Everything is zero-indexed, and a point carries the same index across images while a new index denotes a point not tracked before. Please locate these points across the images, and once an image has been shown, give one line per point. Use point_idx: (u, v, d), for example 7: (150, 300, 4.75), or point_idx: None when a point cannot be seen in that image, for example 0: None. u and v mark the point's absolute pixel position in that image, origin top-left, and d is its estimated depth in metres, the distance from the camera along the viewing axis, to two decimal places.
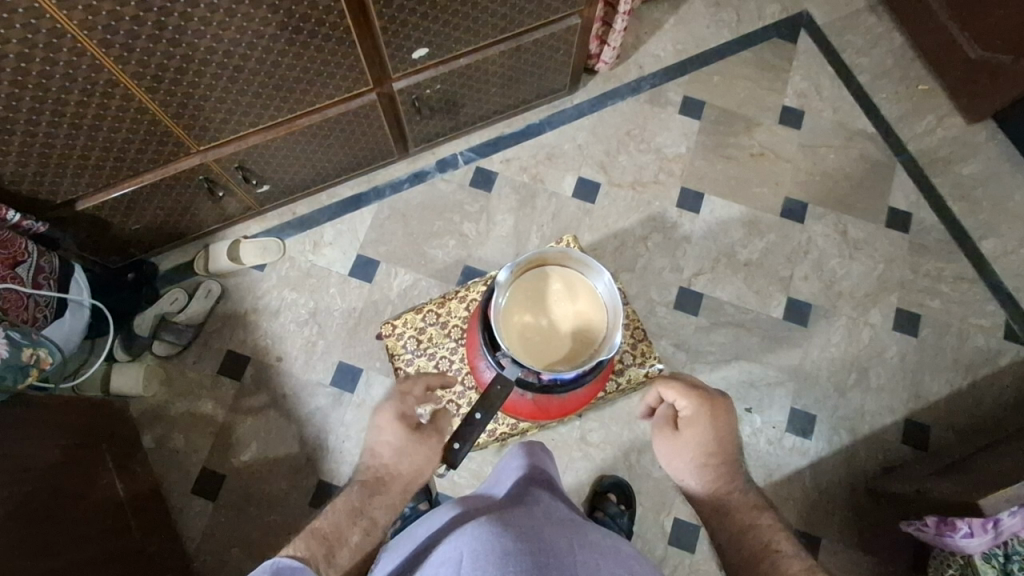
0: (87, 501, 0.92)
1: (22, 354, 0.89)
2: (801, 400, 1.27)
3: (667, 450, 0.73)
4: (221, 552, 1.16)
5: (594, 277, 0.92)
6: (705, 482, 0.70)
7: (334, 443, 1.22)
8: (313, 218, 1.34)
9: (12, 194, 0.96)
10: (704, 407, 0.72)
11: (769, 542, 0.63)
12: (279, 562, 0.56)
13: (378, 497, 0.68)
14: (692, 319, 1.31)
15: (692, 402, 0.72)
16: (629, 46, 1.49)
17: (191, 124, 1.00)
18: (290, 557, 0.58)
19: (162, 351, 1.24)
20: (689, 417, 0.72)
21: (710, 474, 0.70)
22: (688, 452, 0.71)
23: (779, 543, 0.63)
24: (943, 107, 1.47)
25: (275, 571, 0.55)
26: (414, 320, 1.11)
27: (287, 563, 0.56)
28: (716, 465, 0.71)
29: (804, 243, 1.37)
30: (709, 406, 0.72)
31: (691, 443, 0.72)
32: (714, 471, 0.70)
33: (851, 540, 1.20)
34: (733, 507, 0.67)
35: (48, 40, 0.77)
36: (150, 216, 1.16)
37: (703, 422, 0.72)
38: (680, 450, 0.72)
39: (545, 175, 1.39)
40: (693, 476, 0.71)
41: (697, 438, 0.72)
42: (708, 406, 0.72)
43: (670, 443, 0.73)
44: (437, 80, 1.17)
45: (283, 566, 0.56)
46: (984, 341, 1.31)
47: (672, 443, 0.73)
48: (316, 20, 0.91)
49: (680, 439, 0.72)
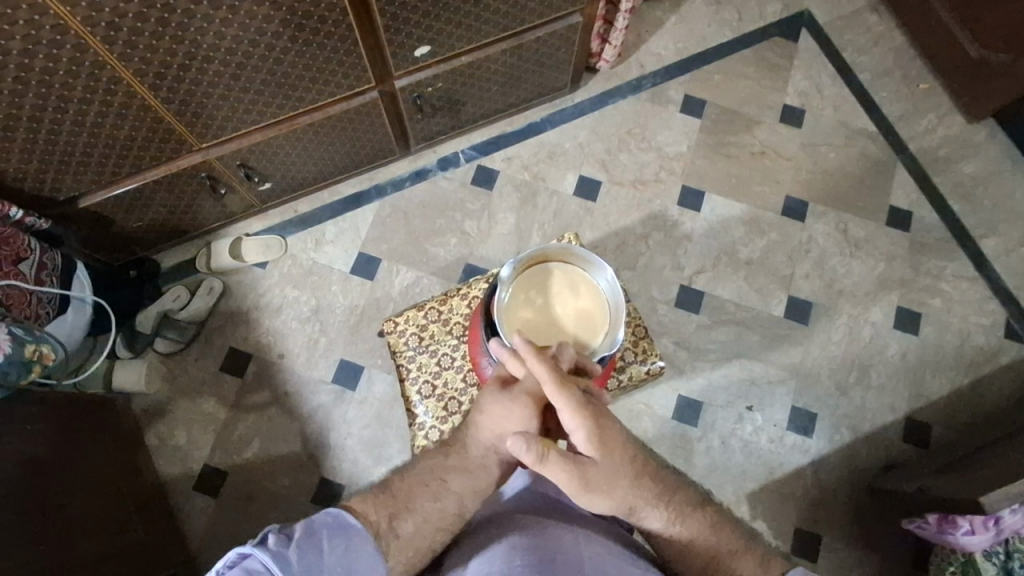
0: (90, 498, 0.92)
1: (25, 349, 0.89)
2: (801, 397, 1.27)
3: (598, 491, 0.68)
4: (223, 549, 1.16)
5: (595, 273, 0.94)
6: (646, 504, 0.70)
7: (335, 441, 1.22)
8: (313, 216, 1.35)
9: (16, 191, 0.97)
10: (593, 415, 0.70)
11: (717, 546, 0.70)
12: (340, 518, 0.65)
13: (437, 477, 0.72)
14: (692, 317, 1.31)
15: (587, 419, 0.69)
16: (630, 44, 1.49)
17: (194, 122, 1.00)
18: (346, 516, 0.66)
19: (162, 348, 1.25)
20: (590, 437, 0.69)
21: (644, 493, 0.70)
22: (616, 475, 0.69)
23: (725, 546, 0.70)
24: (944, 105, 1.47)
25: (338, 524, 0.64)
26: (416, 317, 1.11)
27: (350, 521, 0.65)
28: (637, 476, 0.70)
29: (805, 242, 1.37)
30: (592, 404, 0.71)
31: (609, 468, 0.69)
32: (644, 487, 0.70)
33: (853, 539, 1.20)
34: (678, 512, 0.71)
35: (52, 36, 0.77)
36: (153, 213, 1.16)
37: (607, 431, 0.70)
38: (601, 483, 0.68)
39: (546, 174, 1.39)
40: (637, 498, 0.70)
41: (615, 461, 0.70)
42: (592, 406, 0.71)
43: (597, 481, 0.68)
44: (438, 78, 1.17)
45: (344, 524, 0.65)
46: (984, 339, 1.31)
47: (594, 479, 0.68)
48: (319, 16, 0.91)
49: (598, 469, 0.69)
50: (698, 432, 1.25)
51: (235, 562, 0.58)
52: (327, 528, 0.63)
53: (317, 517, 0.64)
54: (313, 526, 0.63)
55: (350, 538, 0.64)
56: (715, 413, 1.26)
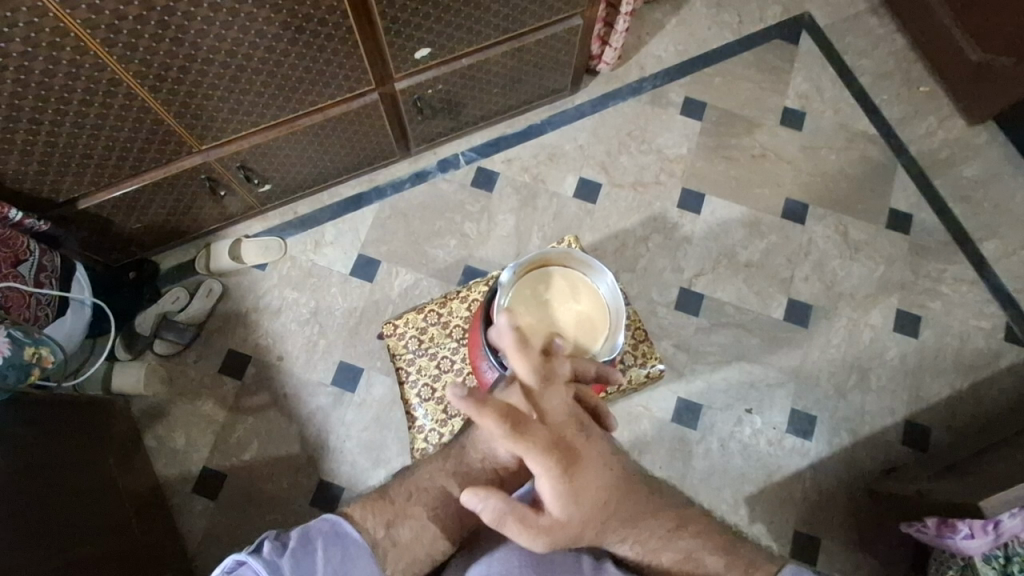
0: (89, 500, 0.92)
1: (24, 352, 0.90)
2: (801, 400, 1.27)
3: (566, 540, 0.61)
4: (221, 550, 1.16)
5: (595, 279, 0.95)
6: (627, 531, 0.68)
7: (334, 442, 1.22)
8: (313, 218, 1.34)
9: (15, 194, 0.97)
10: (560, 459, 0.57)
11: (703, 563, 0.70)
12: (338, 524, 0.66)
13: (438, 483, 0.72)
14: (692, 320, 1.31)
15: (554, 469, 0.56)
16: (630, 46, 1.49)
17: (194, 124, 1.00)
18: (349, 520, 0.67)
19: (162, 350, 1.24)
20: (560, 492, 0.57)
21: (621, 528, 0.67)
22: (588, 521, 0.61)
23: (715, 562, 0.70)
24: (944, 108, 1.47)
25: (335, 531, 0.66)
26: (416, 320, 1.10)
27: (346, 529, 0.66)
28: (613, 520, 0.65)
29: (804, 244, 1.37)
30: (570, 447, 0.58)
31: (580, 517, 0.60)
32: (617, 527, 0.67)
33: (851, 542, 1.20)
34: (657, 534, 0.70)
35: (52, 38, 0.77)
36: (153, 215, 1.16)
37: (582, 473, 0.59)
38: (570, 533, 0.61)
39: (546, 176, 1.39)
40: (608, 535, 0.67)
41: (587, 510, 0.60)
42: (564, 445, 0.57)
43: (563, 532, 0.60)
44: (439, 81, 1.17)
45: (342, 531, 0.66)
46: (984, 343, 1.31)
47: (562, 535, 0.60)
48: (319, 19, 0.91)
49: (567, 519, 0.59)
50: (697, 434, 1.25)
51: (232, 568, 0.62)
52: (323, 536, 0.65)
53: (314, 525, 0.66)
54: (308, 534, 0.65)
55: (348, 544, 0.66)
56: (715, 416, 1.26)
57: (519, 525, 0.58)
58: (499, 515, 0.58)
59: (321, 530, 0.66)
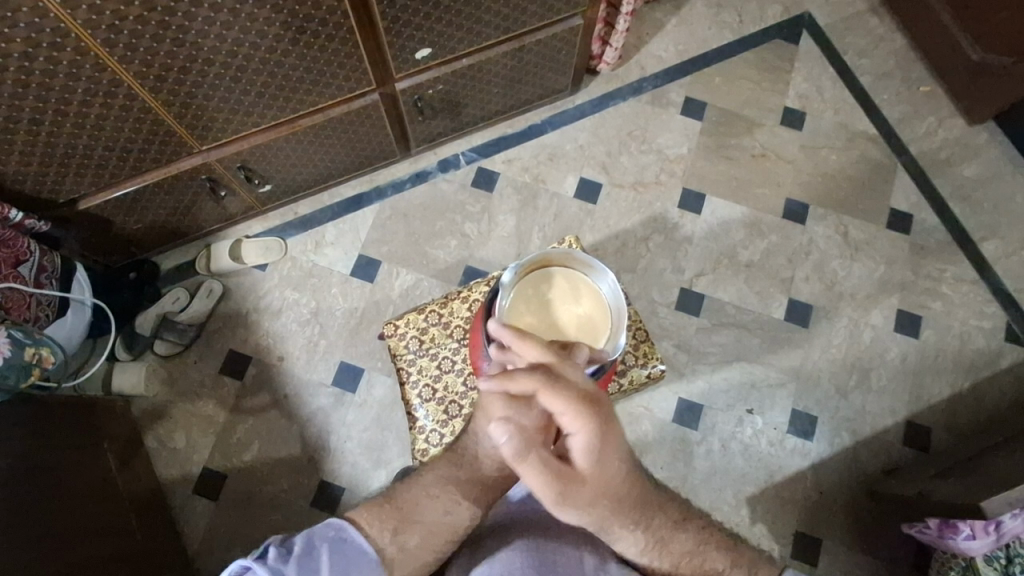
0: (90, 501, 0.92)
1: (24, 352, 0.90)
2: (802, 400, 1.27)
3: (576, 503, 0.63)
4: (222, 551, 1.16)
5: (597, 279, 0.94)
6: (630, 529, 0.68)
7: (334, 443, 1.22)
8: (313, 218, 1.34)
9: (15, 194, 0.97)
10: (595, 411, 0.60)
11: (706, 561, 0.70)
12: (342, 532, 0.65)
13: (439, 485, 0.72)
14: (693, 320, 1.31)
15: (590, 423, 0.60)
16: (631, 46, 1.49)
17: (194, 124, 1.00)
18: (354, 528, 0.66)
19: (163, 351, 1.24)
20: (589, 446, 0.61)
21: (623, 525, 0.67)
22: (598, 490, 0.64)
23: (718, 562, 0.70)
24: (944, 108, 1.47)
25: (340, 538, 0.64)
26: (416, 321, 1.10)
27: (351, 536, 0.65)
28: (620, 506, 0.66)
29: (805, 244, 1.37)
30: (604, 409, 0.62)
31: (594, 481, 0.63)
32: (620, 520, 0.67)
33: (852, 542, 1.20)
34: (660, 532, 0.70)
35: (53, 38, 0.77)
36: (153, 215, 1.16)
37: (612, 439, 0.62)
38: (580, 497, 0.63)
39: (546, 176, 1.39)
40: (613, 525, 0.67)
41: (602, 477, 0.63)
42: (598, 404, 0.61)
43: (576, 492, 0.62)
44: (439, 81, 1.17)
45: (347, 538, 0.65)
46: (984, 343, 1.31)
47: (574, 492, 0.62)
48: (319, 20, 0.91)
49: (581, 478, 0.62)
50: (698, 434, 1.25)
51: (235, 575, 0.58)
52: (328, 543, 0.63)
53: (318, 531, 0.64)
54: (312, 540, 0.63)
55: (353, 551, 0.64)
56: (716, 417, 1.26)
57: (543, 469, 0.60)
58: (525, 454, 0.59)
59: (325, 536, 0.64)
